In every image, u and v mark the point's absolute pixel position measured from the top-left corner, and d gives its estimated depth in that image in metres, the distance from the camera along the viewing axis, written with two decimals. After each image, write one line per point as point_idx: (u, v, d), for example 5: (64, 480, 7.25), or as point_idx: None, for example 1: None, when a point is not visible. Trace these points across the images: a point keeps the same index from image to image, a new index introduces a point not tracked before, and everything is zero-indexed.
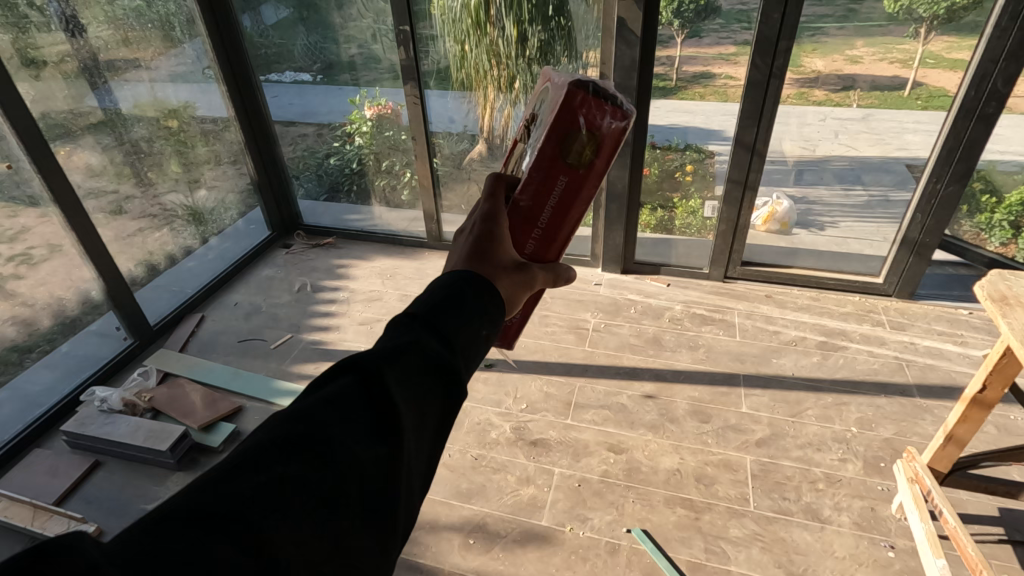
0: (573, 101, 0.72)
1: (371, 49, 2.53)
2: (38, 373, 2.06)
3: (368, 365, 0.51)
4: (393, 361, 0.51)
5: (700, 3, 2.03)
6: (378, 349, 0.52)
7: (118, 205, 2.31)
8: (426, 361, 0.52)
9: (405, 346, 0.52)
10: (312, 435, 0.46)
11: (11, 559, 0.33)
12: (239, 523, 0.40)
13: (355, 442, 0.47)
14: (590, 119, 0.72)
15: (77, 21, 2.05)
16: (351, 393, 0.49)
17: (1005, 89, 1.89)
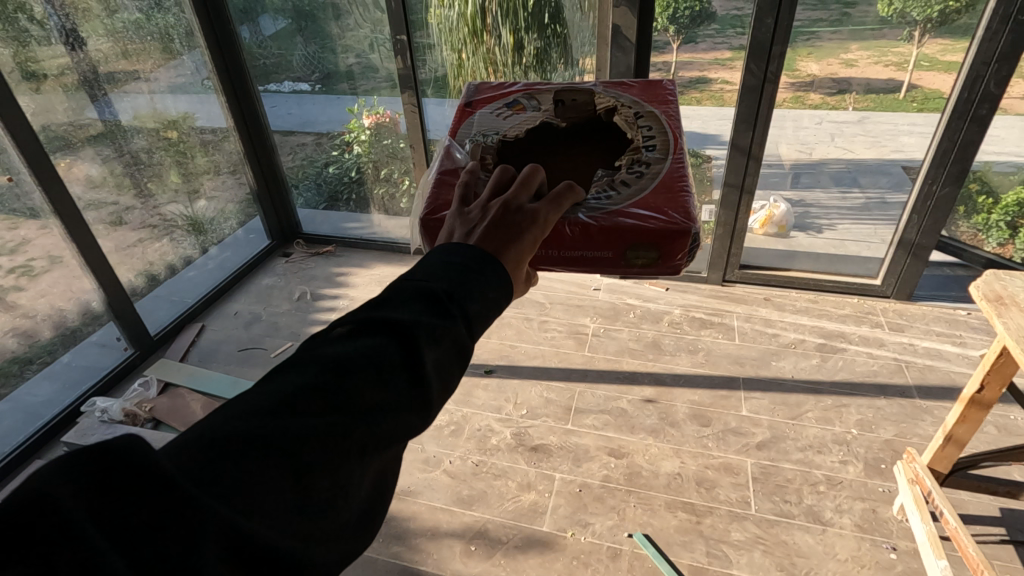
0: (677, 238, 0.85)
1: (369, 58, 2.55)
2: (39, 384, 2.07)
3: (402, 331, 0.51)
4: (430, 334, 0.51)
5: (695, 9, 2.05)
6: (414, 315, 0.52)
7: (118, 216, 2.32)
8: (454, 340, 0.53)
9: (437, 319, 0.52)
10: (344, 390, 0.47)
11: (78, 453, 0.38)
12: (272, 466, 0.42)
13: (383, 402, 0.48)
14: (669, 253, 0.87)
15: (77, 34, 2.07)
16: (384, 354, 0.50)
17: (998, 91, 1.90)
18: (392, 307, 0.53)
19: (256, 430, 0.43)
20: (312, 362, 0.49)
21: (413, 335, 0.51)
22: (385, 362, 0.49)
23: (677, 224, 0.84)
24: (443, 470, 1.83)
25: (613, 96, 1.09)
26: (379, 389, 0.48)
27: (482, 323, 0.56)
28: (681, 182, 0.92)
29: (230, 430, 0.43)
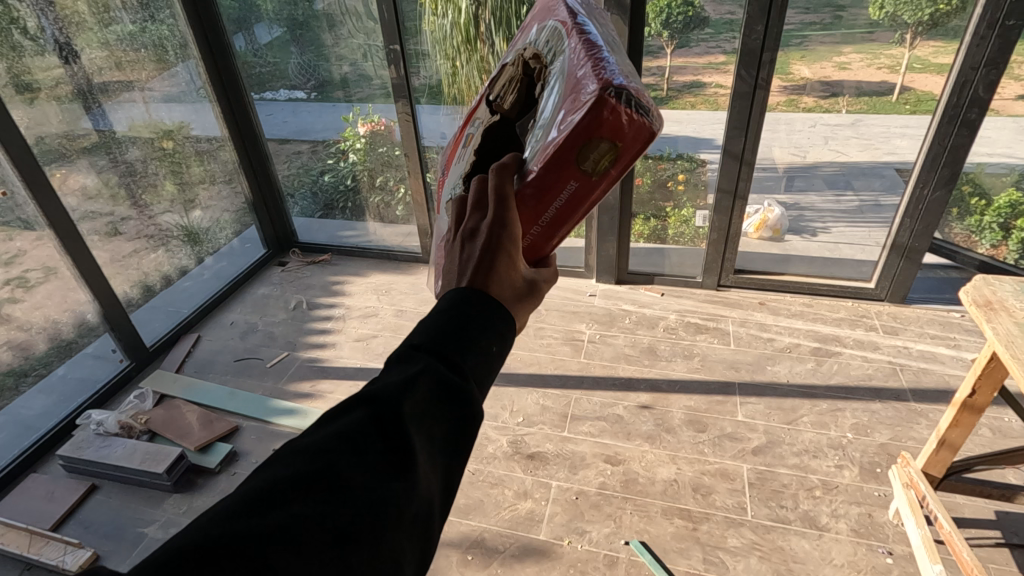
0: (603, 111, 0.60)
1: (363, 67, 2.56)
2: (34, 398, 2.06)
3: (379, 398, 0.50)
4: (405, 396, 0.49)
5: (688, 14, 2.07)
6: (391, 381, 0.51)
7: (114, 226, 2.32)
8: (444, 389, 0.51)
9: (419, 374, 0.51)
10: (323, 470, 0.45)
11: None
12: (245, 558, 0.40)
13: (366, 475, 0.45)
14: (615, 127, 0.61)
15: (71, 48, 2.08)
16: (360, 431, 0.48)
17: (986, 95, 1.93)
18: (370, 384, 0.52)
19: (226, 533, 0.41)
20: (288, 454, 0.47)
21: (388, 402, 0.49)
22: (362, 442, 0.47)
23: (584, 103, 0.61)
24: None
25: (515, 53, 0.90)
26: (363, 463, 0.46)
27: (459, 378, 0.53)
28: (583, 54, 0.67)
29: (199, 531, 0.41)
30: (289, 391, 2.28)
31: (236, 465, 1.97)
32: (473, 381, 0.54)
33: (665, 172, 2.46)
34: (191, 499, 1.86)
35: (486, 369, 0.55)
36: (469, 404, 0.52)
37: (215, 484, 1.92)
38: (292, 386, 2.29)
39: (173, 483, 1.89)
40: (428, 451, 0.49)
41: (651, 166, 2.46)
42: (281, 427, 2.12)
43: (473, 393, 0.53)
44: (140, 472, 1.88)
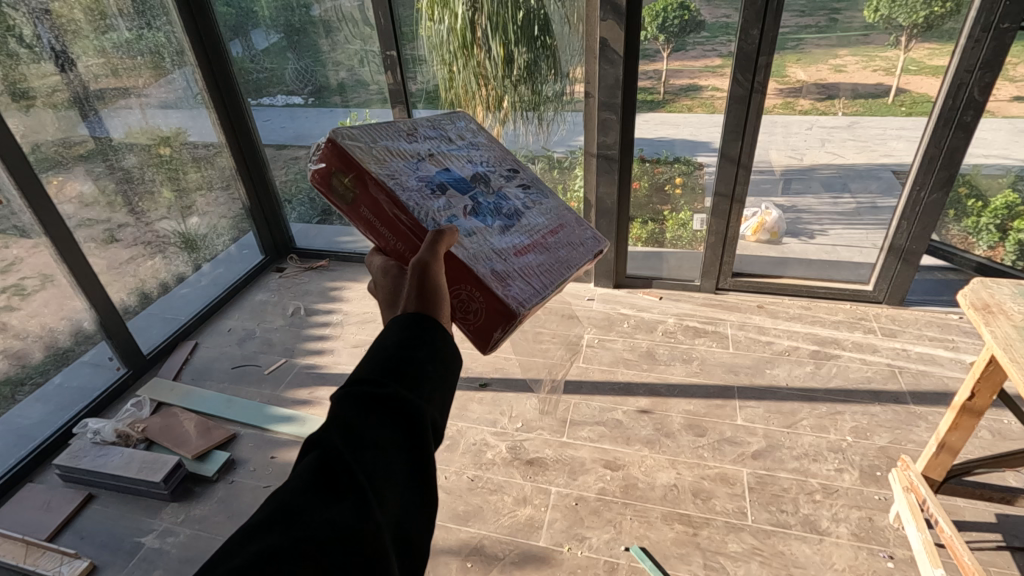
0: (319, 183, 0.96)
1: (360, 73, 2.57)
2: (30, 407, 2.04)
3: (327, 437, 0.54)
4: (347, 425, 0.54)
5: (684, 17, 2.07)
6: (334, 418, 0.55)
7: (111, 233, 2.32)
8: (373, 404, 0.56)
9: (347, 404, 0.56)
10: (283, 511, 0.48)
11: None
12: None
13: (324, 506, 0.49)
14: (325, 177, 0.95)
15: (67, 55, 2.07)
16: (313, 470, 0.51)
17: (982, 98, 1.93)
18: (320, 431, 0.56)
19: None
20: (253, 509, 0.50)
21: (333, 437, 0.53)
22: (316, 477, 0.51)
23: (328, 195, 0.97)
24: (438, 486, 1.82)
25: None
26: (320, 495, 0.49)
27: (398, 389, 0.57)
28: None
29: None
30: (286, 398, 2.27)
31: (235, 473, 1.96)
32: (414, 389, 0.58)
33: (662, 176, 2.46)
34: (188, 508, 1.85)
35: (426, 375, 0.60)
36: (411, 416, 0.56)
37: (213, 492, 1.90)
38: (290, 393, 2.28)
39: (170, 492, 1.88)
40: (381, 465, 0.53)
41: (648, 170, 2.46)
42: (279, 434, 2.10)
43: (414, 399, 0.57)
44: (137, 481, 1.87)
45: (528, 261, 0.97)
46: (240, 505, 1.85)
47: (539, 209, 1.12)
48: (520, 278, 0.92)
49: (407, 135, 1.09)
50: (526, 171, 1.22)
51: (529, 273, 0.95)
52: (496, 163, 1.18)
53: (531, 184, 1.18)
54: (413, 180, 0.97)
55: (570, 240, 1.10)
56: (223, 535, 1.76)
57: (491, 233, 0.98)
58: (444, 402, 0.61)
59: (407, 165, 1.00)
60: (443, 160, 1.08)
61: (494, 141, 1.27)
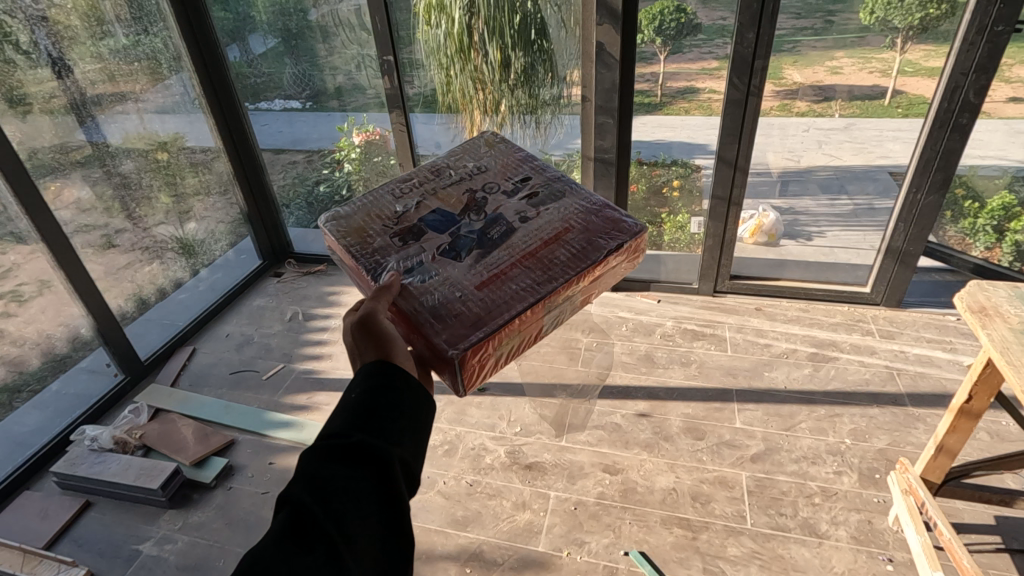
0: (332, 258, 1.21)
1: (357, 78, 2.57)
2: (28, 414, 2.04)
3: (296, 492, 0.58)
4: (315, 480, 0.59)
5: (680, 20, 2.07)
6: (302, 474, 0.59)
7: (108, 239, 2.31)
8: (342, 453, 0.62)
9: (317, 457, 0.61)
10: (257, 564, 0.51)
11: None
12: None
13: (296, 556, 0.53)
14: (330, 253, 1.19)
15: (64, 61, 2.08)
16: (284, 524, 0.55)
17: (977, 100, 1.94)
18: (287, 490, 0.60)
19: None
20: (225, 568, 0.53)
21: (303, 492, 0.58)
22: (286, 530, 0.55)
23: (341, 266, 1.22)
24: (437, 492, 1.81)
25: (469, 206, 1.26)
26: (292, 546, 0.53)
27: (362, 441, 0.63)
28: None
29: None
30: (285, 403, 2.27)
31: (232, 479, 1.96)
32: (379, 435, 0.64)
33: (659, 178, 2.46)
34: (186, 515, 1.84)
35: (390, 421, 0.67)
36: (377, 465, 0.62)
37: (211, 498, 1.90)
38: (289, 399, 2.28)
39: (168, 499, 1.87)
40: (350, 511, 0.58)
41: (646, 172, 2.46)
42: (277, 440, 2.10)
43: (381, 445, 0.63)
44: (135, 488, 1.87)
45: (489, 292, 0.98)
46: (239, 511, 1.85)
47: (530, 225, 1.10)
48: (472, 314, 0.94)
49: (406, 188, 1.23)
50: (535, 182, 1.21)
51: (487, 305, 0.96)
52: (499, 185, 1.22)
53: (535, 197, 1.17)
54: (388, 237, 1.11)
55: (562, 251, 1.05)
56: (221, 541, 1.75)
57: (456, 270, 1.03)
58: (411, 443, 0.67)
59: (388, 223, 1.14)
60: (434, 204, 1.18)
61: (511, 157, 1.30)
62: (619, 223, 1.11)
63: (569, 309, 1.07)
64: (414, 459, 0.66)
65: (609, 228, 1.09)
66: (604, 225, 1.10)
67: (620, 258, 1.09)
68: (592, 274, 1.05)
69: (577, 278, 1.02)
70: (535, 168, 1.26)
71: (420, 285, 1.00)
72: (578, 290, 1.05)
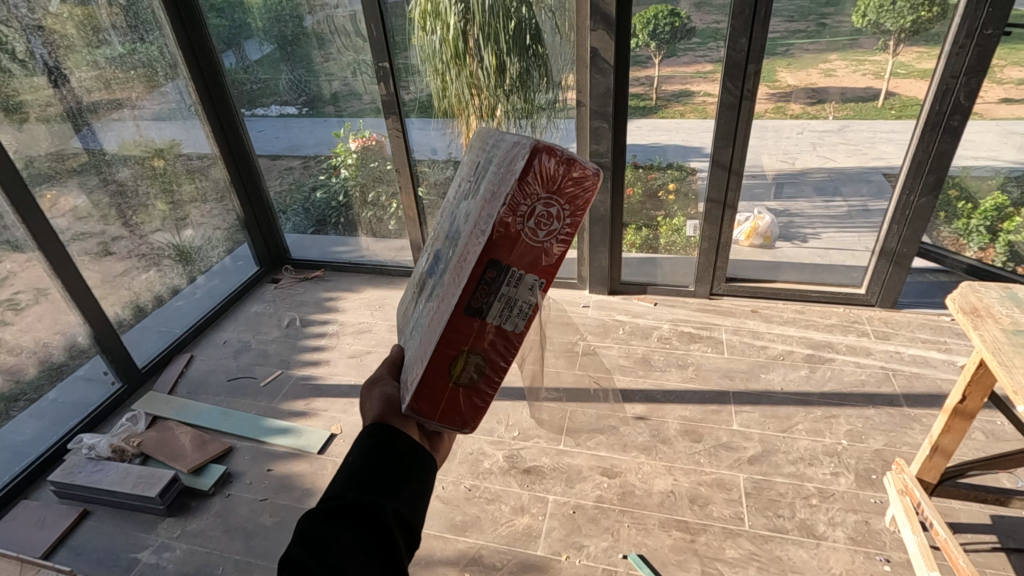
0: None
1: (353, 84, 2.58)
2: (25, 422, 2.03)
3: (293, 555, 0.56)
4: (312, 542, 0.57)
5: (675, 24, 2.09)
6: (300, 538, 0.58)
7: (105, 246, 2.32)
8: (338, 513, 0.61)
9: (313, 519, 0.60)
10: None
11: None
12: None
13: None
14: None
15: (61, 70, 2.08)
16: None
17: (968, 102, 1.95)
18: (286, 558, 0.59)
19: None
20: None
21: (300, 556, 0.56)
22: None
23: None
24: (436, 497, 1.81)
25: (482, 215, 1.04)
26: None
27: (358, 498, 0.62)
28: None
29: None
30: (283, 409, 2.27)
31: (230, 487, 1.96)
32: (376, 492, 0.63)
33: (655, 182, 2.48)
34: (184, 523, 1.84)
35: (387, 476, 0.65)
36: (374, 520, 0.61)
37: (210, 506, 1.90)
38: (286, 405, 2.28)
39: (166, 507, 1.87)
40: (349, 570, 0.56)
41: (642, 176, 2.48)
42: (276, 446, 2.10)
43: (377, 501, 0.62)
44: (133, 496, 1.86)
45: (427, 329, 0.73)
46: (238, 519, 1.84)
47: (463, 218, 0.80)
48: (415, 363, 0.73)
49: (426, 245, 1.08)
50: (483, 152, 0.88)
51: (422, 346, 0.71)
52: (462, 184, 0.94)
53: (477, 176, 0.85)
54: (410, 308, 0.98)
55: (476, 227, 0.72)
56: (220, 549, 1.75)
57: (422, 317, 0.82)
58: (410, 496, 0.65)
59: (414, 294, 1.02)
60: (433, 247, 1.00)
61: (474, 141, 1.00)
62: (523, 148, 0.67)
63: (529, 289, 0.66)
64: (414, 513, 0.64)
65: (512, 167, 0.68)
66: (511, 164, 0.69)
67: (548, 184, 0.65)
68: (507, 239, 0.65)
69: (479, 261, 0.65)
70: (486, 136, 0.92)
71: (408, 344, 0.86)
72: (506, 268, 0.66)
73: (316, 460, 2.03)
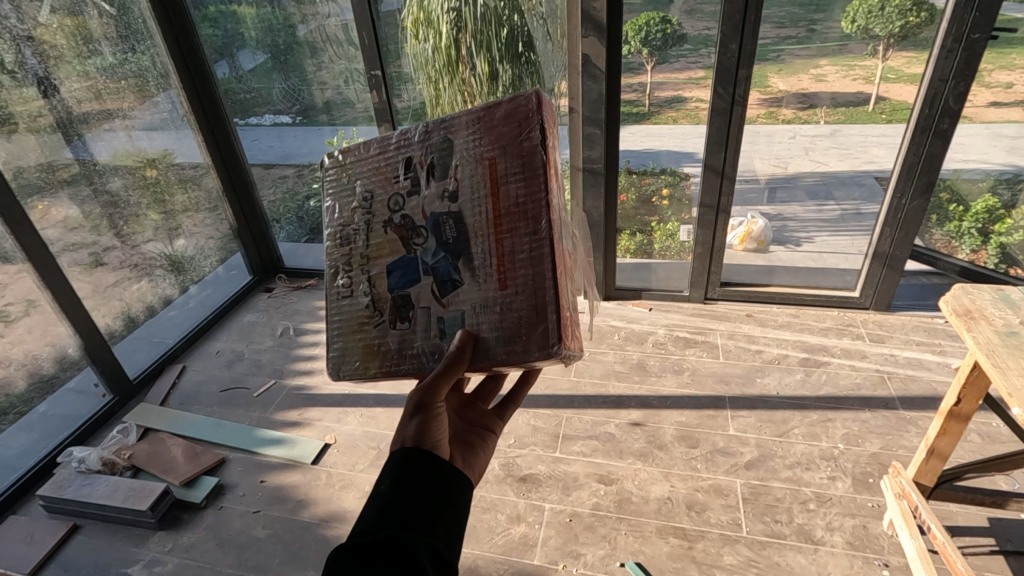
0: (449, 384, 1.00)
1: (346, 93, 2.58)
2: (14, 436, 2.01)
3: None
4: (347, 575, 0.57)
5: (666, 31, 2.10)
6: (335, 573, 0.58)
7: (97, 257, 2.30)
8: (373, 548, 0.61)
9: (346, 557, 0.60)
10: None
11: None
12: None
13: None
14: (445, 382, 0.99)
15: (50, 81, 2.06)
16: None
17: (957, 106, 1.96)
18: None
19: None
20: None
21: None
22: None
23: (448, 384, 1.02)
24: None
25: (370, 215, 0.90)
26: None
27: (395, 530, 0.62)
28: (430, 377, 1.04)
29: None
30: (276, 420, 2.24)
31: (224, 499, 1.94)
32: (410, 528, 0.63)
33: (649, 187, 2.48)
34: (176, 537, 1.81)
35: (421, 510, 0.65)
36: (407, 551, 0.61)
37: (202, 519, 1.87)
38: (280, 415, 2.26)
39: (157, 521, 1.84)
40: None
41: (635, 181, 2.48)
42: (268, 458, 2.08)
43: (409, 536, 0.62)
44: (123, 509, 1.84)
45: (514, 287, 0.77)
46: (230, 531, 1.82)
47: (464, 195, 0.81)
48: (516, 324, 0.77)
49: (343, 281, 0.90)
50: (417, 153, 0.86)
51: (527, 300, 0.77)
52: (394, 181, 0.88)
53: (428, 161, 0.85)
54: (393, 331, 0.86)
55: (511, 175, 0.78)
56: (212, 562, 1.72)
57: (468, 297, 0.80)
58: (443, 530, 0.65)
59: (375, 322, 0.87)
60: (378, 263, 0.87)
61: (375, 161, 0.91)
62: (515, 105, 0.79)
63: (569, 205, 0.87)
64: (446, 547, 0.64)
65: (512, 119, 0.79)
66: (505, 121, 0.80)
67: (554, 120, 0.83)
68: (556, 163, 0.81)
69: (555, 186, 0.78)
70: (400, 140, 0.88)
71: (478, 338, 0.79)
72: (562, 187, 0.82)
73: (310, 471, 2.01)
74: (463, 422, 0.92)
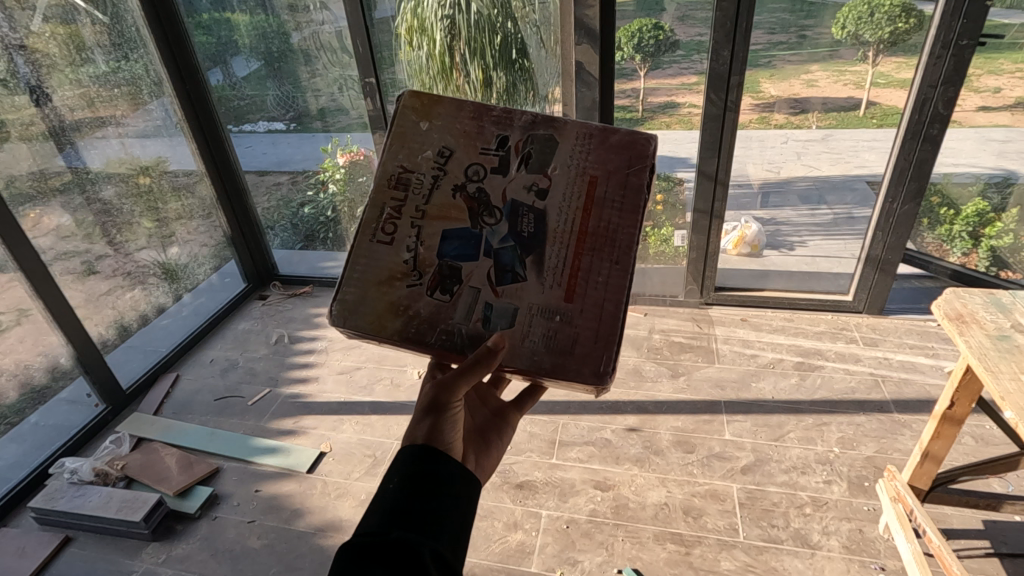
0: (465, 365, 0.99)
1: (340, 100, 2.60)
2: (5, 447, 1.98)
3: None
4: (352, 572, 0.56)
5: (659, 37, 2.12)
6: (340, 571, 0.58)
7: (90, 264, 2.29)
8: (381, 548, 0.60)
9: (351, 556, 0.59)
10: None
11: None
12: None
13: None
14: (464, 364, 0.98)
15: (43, 89, 2.06)
16: None
17: (946, 111, 1.99)
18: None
19: None
20: None
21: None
22: None
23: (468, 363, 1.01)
24: None
25: (435, 176, 0.86)
26: None
27: (402, 529, 0.62)
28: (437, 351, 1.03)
29: None
30: (270, 428, 2.23)
31: (218, 509, 1.92)
32: (418, 530, 0.62)
33: None
34: (170, 547, 1.80)
35: (430, 516, 0.64)
36: (413, 554, 0.59)
37: (196, 529, 1.85)
38: (274, 424, 2.25)
39: (151, 531, 1.83)
40: None
41: None
42: (263, 466, 2.06)
43: (416, 539, 0.61)
44: (117, 520, 1.82)
45: (579, 302, 0.81)
46: (225, 542, 1.80)
47: (555, 198, 0.83)
48: (570, 339, 0.80)
49: (386, 225, 0.85)
50: (515, 134, 0.86)
51: (590, 320, 0.80)
52: (481, 155, 0.86)
53: (526, 155, 0.85)
54: (428, 299, 0.82)
55: (609, 206, 0.83)
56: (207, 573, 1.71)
57: (530, 298, 0.81)
58: (449, 539, 0.64)
59: (409, 281, 0.83)
60: (437, 225, 0.84)
61: (464, 121, 0.88)
62: (632, 140, 0.85)
63: None
64: (453, 556, 0.62)
65: (625, 150, 0.85)
66: (617, 150, 0.85)
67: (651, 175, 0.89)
68: None
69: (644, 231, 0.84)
70: (502, 113, 0.87)
71: (526, 339, 0.80)
72: None
73: (305, 479, 2.00)
74: (486, 414, 0.94)
